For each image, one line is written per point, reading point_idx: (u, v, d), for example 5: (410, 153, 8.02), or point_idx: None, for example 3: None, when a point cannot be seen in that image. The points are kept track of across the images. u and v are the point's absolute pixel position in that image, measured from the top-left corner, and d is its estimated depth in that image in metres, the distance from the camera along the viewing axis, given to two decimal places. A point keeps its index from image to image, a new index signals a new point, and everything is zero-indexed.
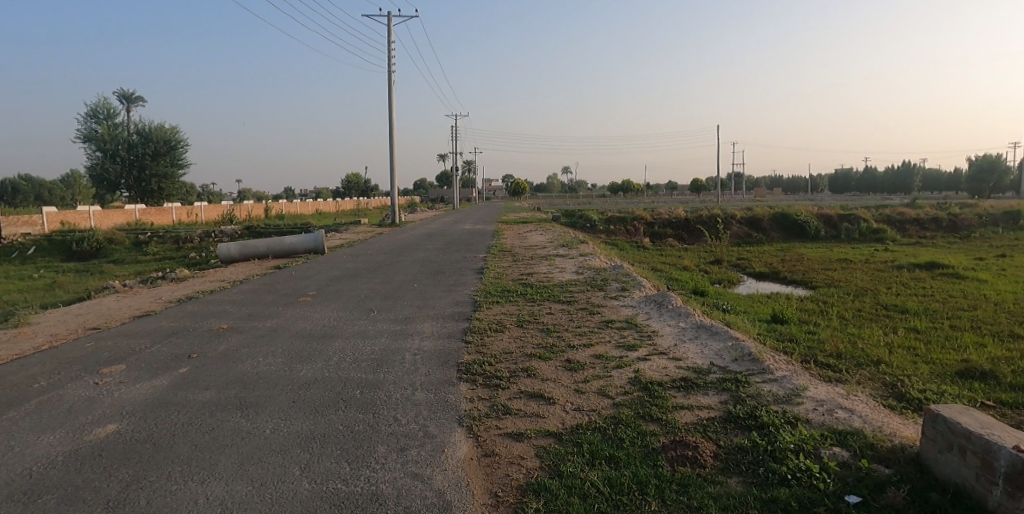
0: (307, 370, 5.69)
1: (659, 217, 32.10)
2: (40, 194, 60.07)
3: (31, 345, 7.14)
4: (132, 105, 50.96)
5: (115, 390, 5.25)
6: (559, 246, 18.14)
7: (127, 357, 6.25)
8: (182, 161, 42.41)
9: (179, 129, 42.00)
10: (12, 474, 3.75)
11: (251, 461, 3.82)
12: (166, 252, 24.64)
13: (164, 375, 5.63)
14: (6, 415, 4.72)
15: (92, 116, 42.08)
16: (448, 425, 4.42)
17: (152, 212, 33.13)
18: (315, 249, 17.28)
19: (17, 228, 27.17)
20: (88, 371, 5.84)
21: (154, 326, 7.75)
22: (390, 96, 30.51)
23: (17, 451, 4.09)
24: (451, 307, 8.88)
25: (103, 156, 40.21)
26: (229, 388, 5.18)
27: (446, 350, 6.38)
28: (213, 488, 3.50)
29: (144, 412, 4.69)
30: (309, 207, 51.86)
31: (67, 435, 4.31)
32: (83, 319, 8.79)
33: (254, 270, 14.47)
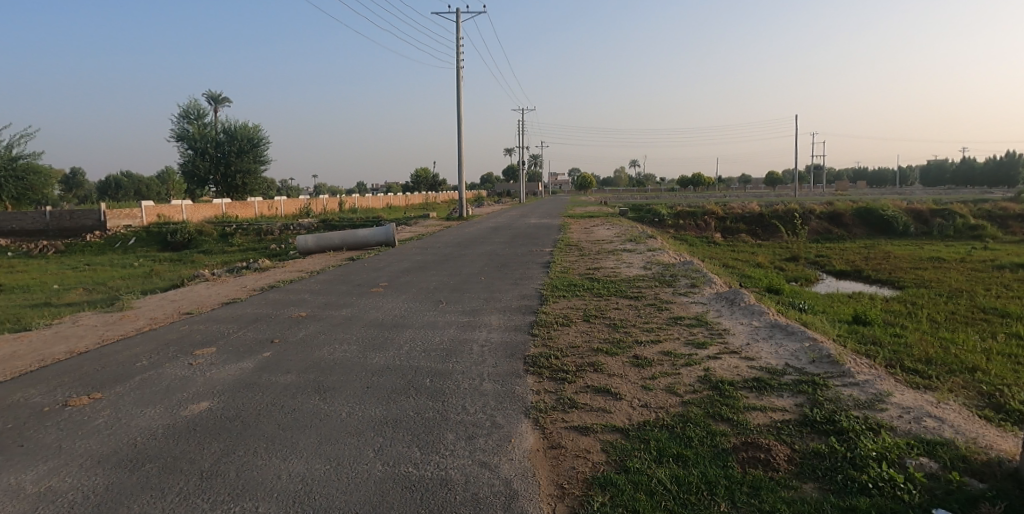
0: (380, 358, 5.90)
1: (731, 212, 31.08)
2: (139, 189, 65.01)
3: (134, 327, 7.79)
4: (219, 105, 54.28)
5: (207, 370, 5.65)
6: (627, 241, 17.87)
7: (217, 340, 6.71)
8: (263, 157, 44.84)
9: (260, 128, 44.45)
10: (119, 443, 4.12)
11: (329, 442, 4.01)
12: (249, 243, 26.13)
13: (249, 357, 6.02)
14: (114, 390, 5.18)
15: (184, 116, 45.00)
16: (514, 416, 4.49)
17: (237, 206, 35.27)
18: (386, 242, 17.87)
19: (120, 221, 29.60)
20: (183, 352, 6.32)
21: (241, 312, 8.26)
22: (459, 92, 31.03)
23: (123, 422, 4.48)
24: (519, 300, 8.96)
25: (193, 153, 42.96)
26: (308, 373, 5.46)
27: (513, 342, 6.46)
28: (295, 466, 3.71)
29: (232, 392, 5.02)
30: (381, 201, 53.55)
31: (166, 410, 4.68)
32: (178, 304, 9.49)
33: (329, 261, 15.11)
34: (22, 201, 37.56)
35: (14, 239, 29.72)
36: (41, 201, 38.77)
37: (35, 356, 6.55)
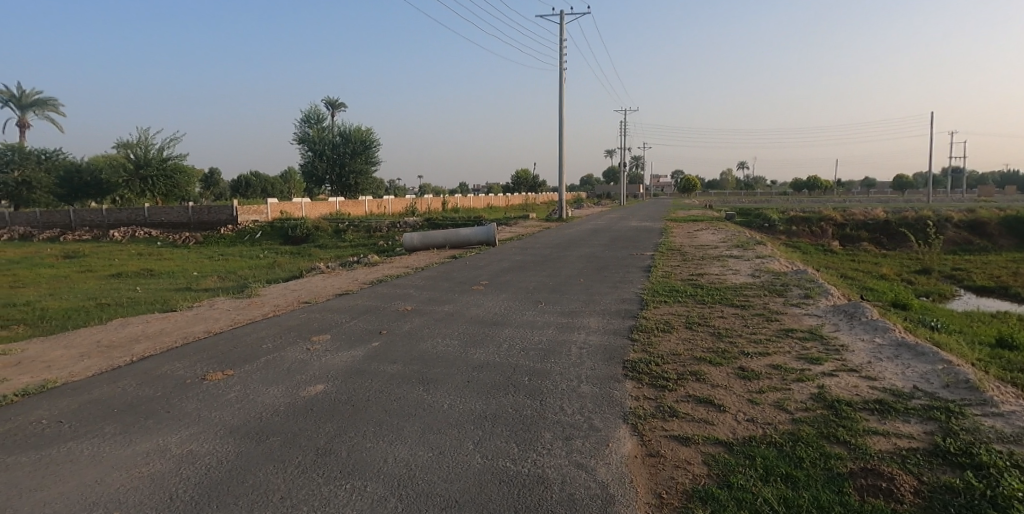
0: (480, 354, 6.05)
1: (852, 218, 28.81)
2: (265, 187, 70.78)
3: (260, 312, 8.51)
4: (336, 110, 58.00)
5: (322, 355, 6.07)
6: (734, 247, 17.09)
7: (332, 328, 7.19)
8: (374, 159, 47.33)
9: (372, 131, 46.96)
10: (247, 416, 4.53)
11: (432, 431, 4.18)
12: (360, 239, 27.68)
13: (360, 346, 6.40)
14: (243, 368, 5.69)
15: (305, 120, 48.48)
16: (613, 420, 4.43)
17: (350, 204, 37.50)
18: (487, 241, 18.28)
19: (249, 216, 32.43)
20: (302, 337, 6.83)
21: (353, 304, 8.78)
22: (561, 93, 31.07)
23: (251, 398, 4.92)
24: (618, 303, 8.83)
25: (313, 155, 46.21)
26: (413, 364, 5.71)
27: (612, 346, 6.38)
28: (400, 451, 3.89)
29: (345, 377, 5.36)
30: (482, 201, 54.81)
31: (288, 390, 5.08)
32: (298, 294, 10.27)
33: (433, 258, 15.66)
34: (169, 197, 42.14)
35: (163, 230, 33.41)
36: (185, 197, 43.28)
37: (180, 334, 7.35)
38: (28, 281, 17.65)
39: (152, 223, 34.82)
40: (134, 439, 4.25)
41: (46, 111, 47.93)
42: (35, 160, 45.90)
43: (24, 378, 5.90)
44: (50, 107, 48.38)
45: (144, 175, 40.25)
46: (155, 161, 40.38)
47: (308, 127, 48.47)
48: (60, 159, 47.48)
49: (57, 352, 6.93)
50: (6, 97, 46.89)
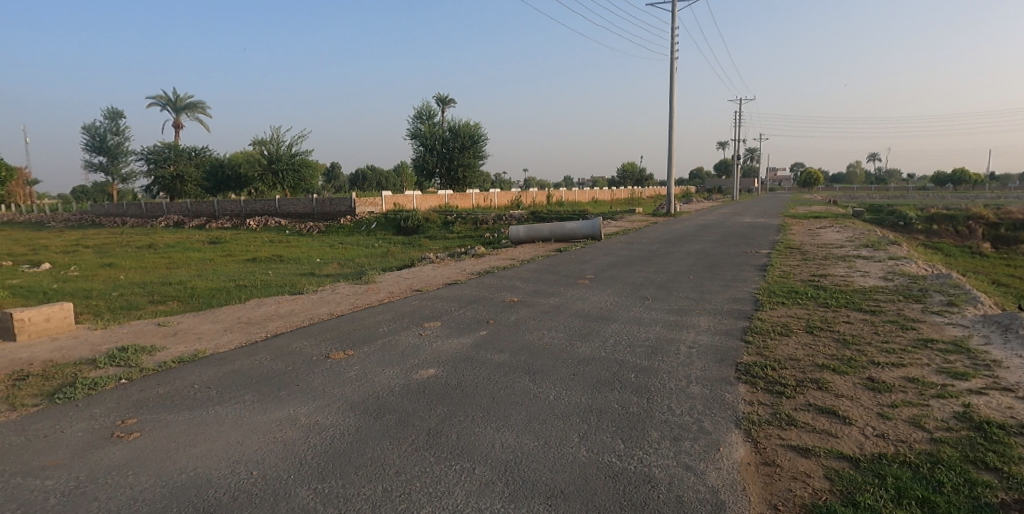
0: (586, 348, 6.03)
1: (1008, 217, 25.49)
2: (380, 181, 74.70)
3: (377, 298, 9.03)
4: (446, 106, 59.92)
5: (434, 341, 6.33)
6: (863, 246, 15.72)
7: (442, 316, 7.48)
8: (482, 153, 48.43)
9: (480, 125, 48.00)
10: (366, 394, 4.84)
11: (538, 421, 4.23)
12: (467, 230, 28.49)
13: (469, 334, 6.61)
14: (362, 349, 6.07)
15: (417, 117, 50.51)
16: (724, 424, 4.24)
17: (458, 197, 38.68)
18: (592, 236, 18.14)
19: (366, 208, 34.41)
20: (415, 323, 7.16)
21: (461, 293, 9.07)
22: (672, 84, 30.06)
23: (369, 377, 5.24)
24: (731, 303, 8.43)
25: (424, 150, 48.10)
26: (519, 354, 5.80)
27: (724, 347, 6.11)
28: (507, 438, 3.98)
29: (455, 363, 5.56)
30: (587, 195, 54.40)
31: (402, 372, 5.36)
32: (411, 281, 10.78)
33: (538, 250, 15.81)
34: (297, 189, 45.72)
35: (291, 220, 36.31)
36: (310, 190, 46.75)
37: (307, 315, 7.98)
38: (181, 263, 19.93)
39: (282, 214, 37.94)
40: (269, 407, 4.68)
41: (196, 113, 53.64)
42: (187, 157, 51.56)
43: (179, 347, 6.68)
44: (199, 109, 54.08)
45: (275, 169, 43.97)
46: (285, 157, 43.96)
47: (420, 123, 50.48)
48: (207, 155, 52.97)
49: (205, 326, 7.78)
50: (164, 101, 53.01)
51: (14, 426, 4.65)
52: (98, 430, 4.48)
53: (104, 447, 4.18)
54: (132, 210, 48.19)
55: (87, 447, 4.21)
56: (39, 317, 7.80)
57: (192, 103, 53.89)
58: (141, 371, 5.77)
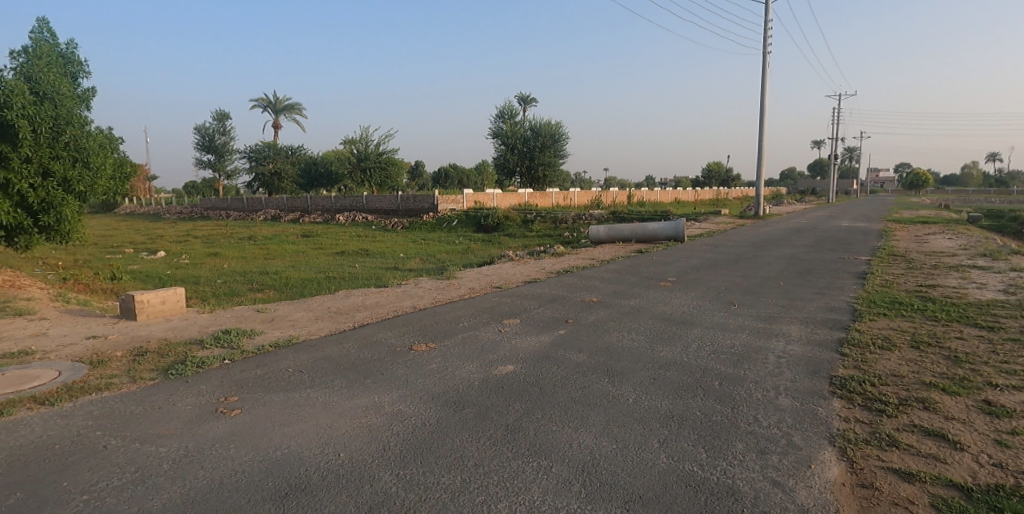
0: (668, 352, 5.88)
1: None
2: (462, 179, 76.14)
3: (458, 293, 9.23)
4: (528, 105, 60.21)
5: (512, 338, 6.39)
6: (978, 255, 14.36)
7: (521, 314, 7.53)
8: (562, 152, 48.30)
9: (562, 124, 47.86)
10: (447, 386, 4.96)
11: (616, 424, 4.18)
12: (546, 229, 28.52)
13: (548, 332, 6.61)
14: (443, 343, 6.22)
15: (499, 116, 51.07)
16: (816, 441, 4.01)
17: (538, 196, 38.82)
18: (675, 237, 17.66)
19: (448, 205, 35.21)
20: (494, 319, 7.26)
21: (541, 291, 9.09)
22: (763, 79, 28.72)
23: (449, 370, 5.36)
24: (825, 312, 7.96)
25: (506, 149, 48.59)
26: (598, 355, 5.75)
27: (817, 359, 5.77)
28: (585, 438, 3.96)
29: (533, 361, 5.58)
30: (670, 196, 53.02)
31: (482, 366, 5.44)
32: (491, 278, 10.93)
33: (619, 251, 15.59)
34: (383, 187, 47.47)
35: (377, 216, 37.77)
36: (396, 187, 48.41)
37: (392, 307, 8.29)
38: (277, 255, 21.22)
39: (369, 210, 39.51)
40: (355, 393, 4.90)
41: (293, 114, 56.88)
42: (284, 155, 54.80)
43: (276, 333, 7.12)
44: (296, 110, 57.30)
45: (364, 167, 45.87)
46: (373, 155, 45.76)
47: (502, 122, 51.02)
48: (302, 154, 56.04)
49: (298, 313, 8.25)
50: (265, 103, 56.58)
51: (136, 396, 5.14)
52: (204, 404, 4.86)
53: (210, 421, 4.53)
54: (235, 204, 51.79)
55: (195, 420, 4.58)
56: (156, 299, 8.55)
57: (290, 104, 57.19)
58: (243, 353, 6.21)
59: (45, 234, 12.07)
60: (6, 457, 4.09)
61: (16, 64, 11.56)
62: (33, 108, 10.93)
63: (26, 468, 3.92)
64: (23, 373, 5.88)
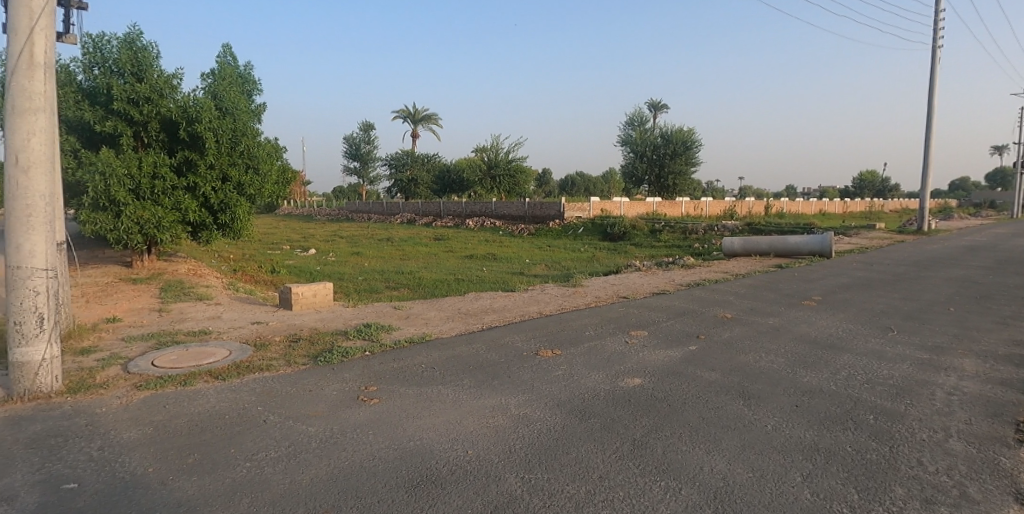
0: (813, 378, 5.41)
1: None
2: (588, 187, 75.85)
3: (584, 301, 9.19)
4: (659, 112, 58.71)
5: (640, 351, 6.23)
6: None
7: (650, 326, 7.31)
8: (694, 159, 46.45)
9: (695, 131, 46.09)
10: (572, 394, 4.95)
11: (753, 450, 3.90)
12: (675, 240, 27.57)
13: (678, 347, 6.36)
14: (568, 351, 6.21)
15: (629, 123, 50.29)
16: (999, 495, 3.46)
17: (667, 205, 37.73)
18: (821, 252, 16.24)
19: (574, 213, 35.26)
20: (621, 330, 7.12)
21: (670, 304, 8.77)
22: (931, 78, 25.65)
23: (574, 378, 5.34)
24: (1009, 345, 6.88)
25: (634, 156, 47.75)
26: (733, 375, 5.42)
27: (999, 400, 4.99)
28: (718, 462, 3.74)
29: (662, 376, 5.39)
30: (814, 207, 49.02)
31: (608, 377, 5.36)
32: (617, 288, 10.75)
33: (755, 265, 14.65)
34: (512, 194, 48.63)
35: (504, 221, 38.73)
36: (523, 194, 49.37)
37: (519, 311, 8.43)
38: (412, 256, 22.51)
39: (497, 215, 40.62)
40: (484, 394, 5.03)
41: (430, 124, 60.17)
42: (421, 163, 58.07)
43: (411, 330, 7.53)
44: (433, 120, 60.55)
45: (493, 174, 47.34)
46: (503, 163, 47.09)
47: (631, 130, 50.21)
48: (437, 161, 59.02)
49: (431, 312, 8.66)
50: (406, 114, 60.39)
51: (291, 379, 5.68)
52: (348, 392, 5.25)
53: (353, 407, 4.89)
54: (375, 207, 55.72)
55: (340, 405, 4.96)
56: (309, 292, 9.40)
57: (428, 115, 60.56)
58: (382, 347, 6.64)
59: (222, 231, 13.71)
60: (188, 422, 4.71)
61: (205, 84, 13.35)
62: (217, 122, 12.57)
63: (202, 433, 4.48)
64: (201, 350, 6.73)
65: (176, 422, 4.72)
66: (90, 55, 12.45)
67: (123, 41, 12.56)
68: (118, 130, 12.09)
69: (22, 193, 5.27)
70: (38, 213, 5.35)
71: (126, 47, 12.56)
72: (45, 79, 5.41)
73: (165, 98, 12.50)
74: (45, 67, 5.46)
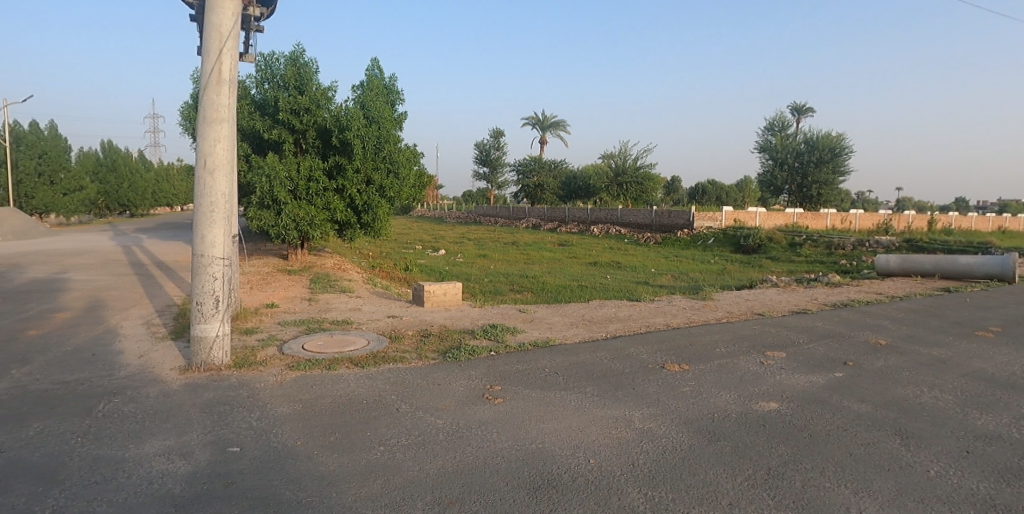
0: (987, 421, 4.71)
1: None
2: (720, 196, 72.06)
3: (714, 316, 8.75)
4: (803, 116, 54.46)
5: (777, 373, 5.81)
6: None
7: (788, 348, 6.79)
8: (844, 168, 42.51)
9: (845, 136, 42.19)
10: (701, 413, 4.73)
11: (910, 496, 3.48)
12: (817, 255, 25.43)
13: (821, 373, 5.84)
14: (697, 367, 5.95)
15: (769, 128, 47.16)
16: None
17: (809, 216, 35.11)
18: (1000, 276, 14.04)
19: (704, 223, 33.75)
20: (756, 349, 6.68)
21: (812, 325, 8.08)
22: None
23: (703, 396, 5.10)
24: None
25: (774, 164, 44.71)
26: (888, 409, 4.88)
27: None
28: (866, 505, 3.38)
29: (803, 402, 4.99)
30: (990, 224, 42.89)
31: (740, 399, 5.06)
32: (752, 304, 10.12)
33: (916, 288, 13.09)
34: (638, 201, 47.60)
35: (630, 229, 38.02)
36: (651, 202, 48.12)
37: (644, 322, 8.21)
38: (536, 260, 22.79)
39: (623, 223, 39.95)
40: (607, 403, 4.96)
41: (558, 130, 60.64)
42: (548, 169, 58.75)
43: (535, 333, 7.63)
44: (561, 127, 60.98)
45: (620, 181, 46.69)
46: (630, 170, 46.27)
47: (771, 135, 47.05)
48: (564, 167, 59.32)
49: (555, 318, 8.70)
50: (535, 120, 61.39)
51: (421, 372, 5.98)
52: (474, 389, 5.42)
53: (478, 404, 5.04)
54: (502, 212, 57.17)
55: (466, 401, 5.13)
56: (439, 291, 9.85)
57: (556, 121, 61.08)
58: (506, 348, 6.79)
59: (364, 230, 14.76)
60: (332, 403, 5.12)
61: (356, 95, 14.46)
62: (364, 129, 13.56)
63: (343, 414, 4.85)
64: (345, 339, 7.31)
65: (322, 402, 5.15)
66: (262, 72, 14.09)
67: (289, 59, 14.03)
68: (282, 138, 13.49)
69: (208, 191, 6.05)
70: (218, 209, 6.12)
71: (291, 63, 13.99)
72: (230, 93, 6.18)
73: (322, 108, 13.71)
74: (231, 84, 6.24)
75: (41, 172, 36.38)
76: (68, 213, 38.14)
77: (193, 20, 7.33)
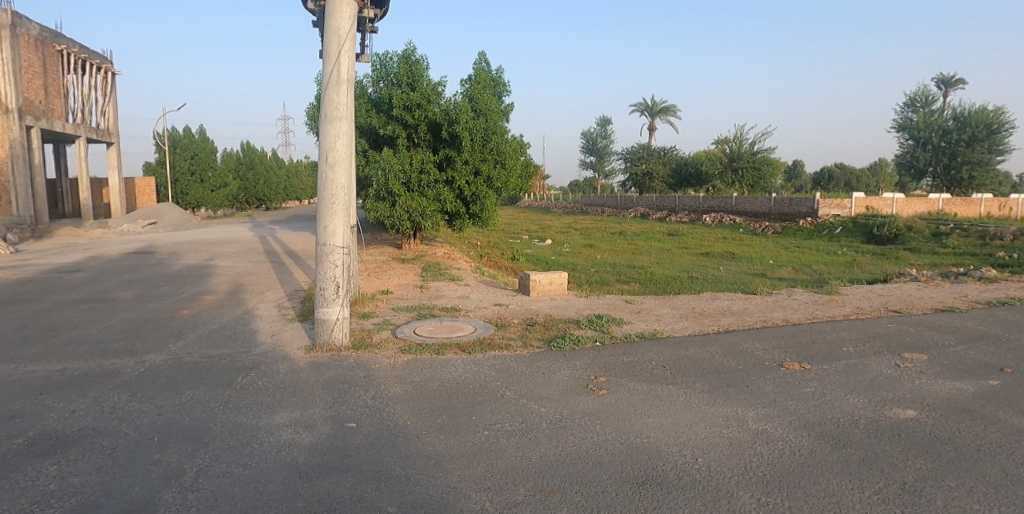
0: None
1: None
2: (850, 181, 66.05)
3: (841, 312, 8.05)
4: (951, 89, 48.57)
5: (917, 377, 5.24)
6: None
7: (930, 350, 6.09)
8: (1002, 146, 37.46)
9: (1005, 110, 37.11)
10: (826, 416, 4.38)
11: None
12: (968, 246, 22.65)
13: (971, 379, 5.20)
14: (821, 366, 5.51)
15: (909, 104, 42.51)
16: None
17: (958, 202, 31.59)
18: None
19: (830, 210, 31.05)
20: (891, 350, 6.07)
21: (960, 325, 7.21)
22: None
23: (828, 399, 4.72)
24: None
25: (915, 144, 40.31)
26: None
27: None
28: None
29: (947, 411, 4.46)
30: None
31: (871, 404, 4.62)
32: (887, 300, 9.18)
33: None
34: (755, 189, 44.88)
35: (745, 218, 35.96)
36: (769, 189, 45.23)
37: (761, 316, 7.73)
38: (644, 251, 22.17)
39: (738, 211, 37.90)
40: (718, 401, 4.73)
41: (669, 116, 58.54)
42: (657, 156, 56.85)
43: (642, 325, 7.43)
44: (671, 112, 58.81)
45: (735, 167, 44.34)
46: (746, 155, 43.83)
47: (912, 112, 42.36)
48: (674, 154, 57.23)
49: (663, 310, 8.42)
50: (644, 107, 59.67)
51: (525, 360, 6.04)
52: (579, 379, 5.39)
53: (582, 394, 5.00)
54: (610, 200, 56.21)
55: (570, 390, 5.11)
56: (545, 280, 9.88)
57: (666, 106, 58.99)
58: (612, 339, 6.69)
59: (472, 220, 15.16)
60: (440, 386, 5.31)
61: (464, 89, 14.77)
62: (472, 122, 13.81)
63: (450, 398, 5.01)
64: (453, 325, 7.55)
65: (431, 384, 5.36)
66: (377, 71, 14.81)
67: (402, 57, 14.61)
68: (396, 133, 14.12)
69: (329, 185, 6.46)
70: (338, 202, 6.53)
71: (403, 61, 14.57)
72: (348, 93, 6.53)
73: (432, 103, 14.17)
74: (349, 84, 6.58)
75: (193, 171, 40.89)
76: (215, 207, 42.52)
77: (315, 25, 7.82)
